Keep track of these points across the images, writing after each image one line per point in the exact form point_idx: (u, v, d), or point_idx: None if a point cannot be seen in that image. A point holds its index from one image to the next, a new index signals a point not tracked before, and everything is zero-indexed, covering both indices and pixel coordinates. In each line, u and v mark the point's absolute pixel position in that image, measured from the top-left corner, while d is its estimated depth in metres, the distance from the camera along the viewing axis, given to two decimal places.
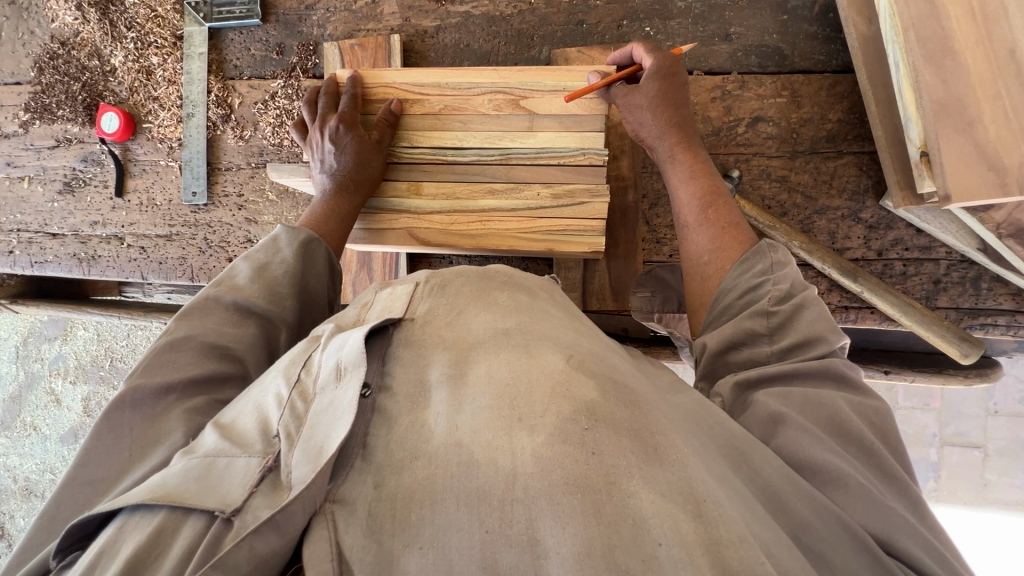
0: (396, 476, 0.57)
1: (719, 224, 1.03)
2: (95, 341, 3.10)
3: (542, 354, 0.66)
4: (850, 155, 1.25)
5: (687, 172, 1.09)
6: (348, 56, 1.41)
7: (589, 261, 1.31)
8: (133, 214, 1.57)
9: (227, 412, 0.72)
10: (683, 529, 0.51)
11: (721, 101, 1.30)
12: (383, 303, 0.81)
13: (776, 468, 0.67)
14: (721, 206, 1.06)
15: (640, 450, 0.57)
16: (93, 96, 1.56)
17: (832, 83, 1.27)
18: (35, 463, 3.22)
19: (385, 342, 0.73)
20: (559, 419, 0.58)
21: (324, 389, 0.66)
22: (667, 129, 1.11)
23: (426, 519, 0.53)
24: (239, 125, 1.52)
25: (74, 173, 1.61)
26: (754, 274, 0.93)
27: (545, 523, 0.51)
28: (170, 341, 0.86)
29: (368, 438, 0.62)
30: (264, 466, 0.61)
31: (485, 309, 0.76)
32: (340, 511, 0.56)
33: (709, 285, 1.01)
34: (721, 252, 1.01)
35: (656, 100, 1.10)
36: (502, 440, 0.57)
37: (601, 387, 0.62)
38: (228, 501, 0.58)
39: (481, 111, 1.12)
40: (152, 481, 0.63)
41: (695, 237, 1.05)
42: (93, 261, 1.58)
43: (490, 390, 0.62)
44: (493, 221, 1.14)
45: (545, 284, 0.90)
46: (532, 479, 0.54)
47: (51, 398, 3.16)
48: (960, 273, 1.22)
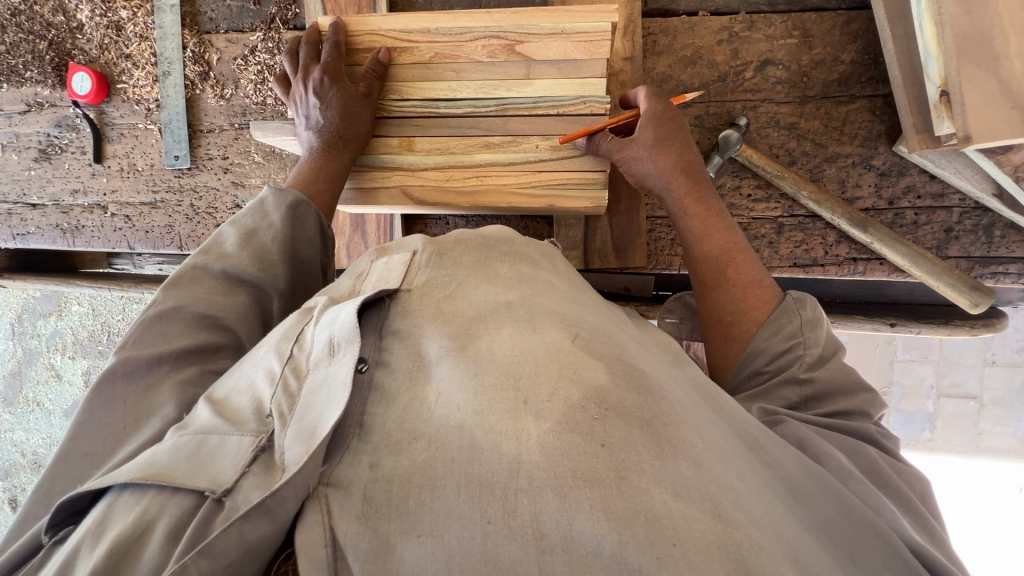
0: (393, 457, 0.54)
1: (741, 285, 0.99)
2: (90, 316, 3.07)
3: (547, 330, 0.64)
4: (863, 99, 1.19)
5: (704, 228, 1.03)
6: (330, 4, 1.32)
7: (590, 218, 1.26)
8: (115, 180, 1.51)
9: (219, 387, 0.70)
10: (700, 524, 0.49)
11: (728, 44, 1.23)
12: (378, 273, 0.77)
13: (800, 470, 0.68)
14: (740, 263, 1.01)
15: (654, 444, 0.54)
16: (62, 55, 1.47)
17: (846, 21, 1.19)
18: (42, 438, 3.24)
19: (381, 315, 0.70)
20: (568, 405, 0.55)
21: (317, 365, 0.63)
22: (674, 181, 1.04)
23: (424, 505, 0.51)
24: (219, 83, 1.44)
25: (49, 140, 1.53)
26: (784, 338, 0.92)
27: (551, 516, 0.49)
28: (159, 312, 0.83)
29: (366, 416, 0.59)
30: (258, 445, 0.59)
31: (487, 281, 0.73)
32: (335, 495, 0.53)
33: (733, 348, 0.97)
34: (745, 313, 0.97)
35: (657, 150, 1.03)
36: (507, 424, 0.55)
37: (609, 371, 0.60)
38: (218, 480, 0.56)
39: (474, 59, 1.06)
40: (143, 459, 0.61)
41: (714, 299, 1.01)
42: (76, 232, 1.53)
43: (495, 368, 0.60)
44: (489, 176, 1.09)
45: (546, 252, 0.87)
46: (537, 468, 0.51)
47: (52, 372, 3.15)
48: (972, 221, 1.18)
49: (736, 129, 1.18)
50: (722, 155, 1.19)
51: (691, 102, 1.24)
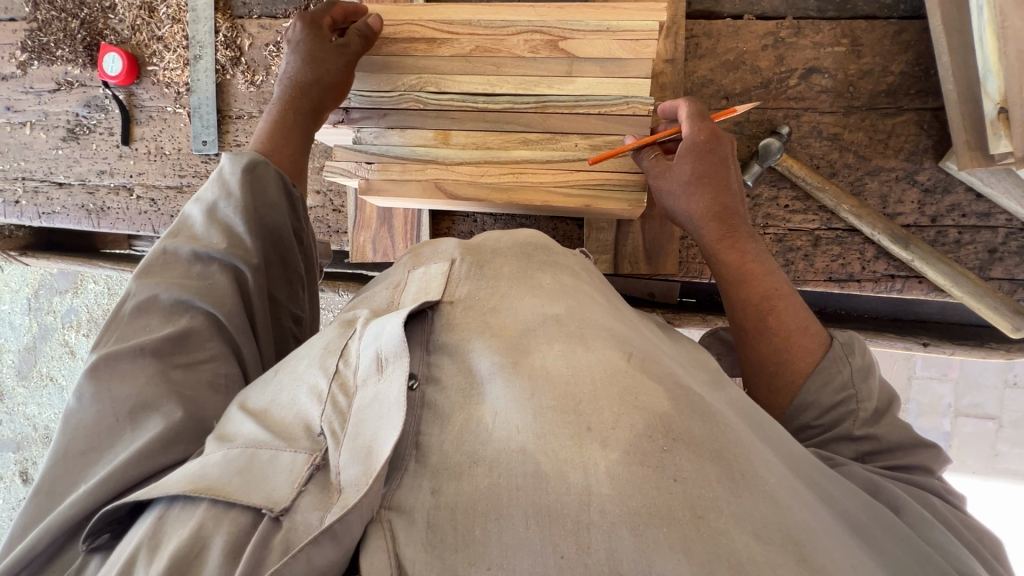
0: (455, 483, 0.53)
1: (785, 334, 0.94)
2: (105, 295, 3.08)
3: (599, 347, 0.62)
4: (911, 112, 1.16)
5: (741, 273, 0.99)
6: None
7: (623, 222, 1.24)
8: (142, 163, 1.50)
9: (259, 398, 0.69)
10: (786, 567, 0.46)
11: (773, 50, 1.19)
12: (417, 283, 0.76)
13: (861, 512, 0.67)
14: (784, 309, 0.96)
15: (728, 477, 0.52)
16: (94, 35, 1.46)
17: (897, 30, 1.15)
18: (54, 412, 3.28)
19: (426, 328, 0.68)
20: (633, 435, 0.53)
21: (366, 382, 0.62)
22: (708, 222, 1.01)
23: (492, 534, 0.49)
24: (249, 69, 1.42)
25: (77, 119, 1.53)
26: (835, 390, 0.90)
27: (626, 555, 0.46)
28: (137, 305, 0.83)
29: (420, 437, 0.57)
30: (312, 464, 0.58)
31: (529, 292, 0.71)
32: (399, 521, 0.52)
33: (775, 399, 0.95)
34: (788, 362, 0.94)
35: (693, 185, 1.00)
36: (571, 451, 0.52)
37: (671, 398, 0.58)
38: (274, 497, 0.55)
39: (517, 53, 1.03)
40: (191, 471, 0.59)
41: (752, 343, 0.97)
42: (102, 213, 1.53)
43: (551, 388, 0.58)
44: (525, 173, 1.07)
45: (581, 261, 0.85)
46: (609, 502, 0.49)
47: (66, 349, 3.18)
48: (1018, 243, 1.15)
49: (777, 137, 1.15)
50: (761, 163, 1.15)
51: (732, 108, 1.21)
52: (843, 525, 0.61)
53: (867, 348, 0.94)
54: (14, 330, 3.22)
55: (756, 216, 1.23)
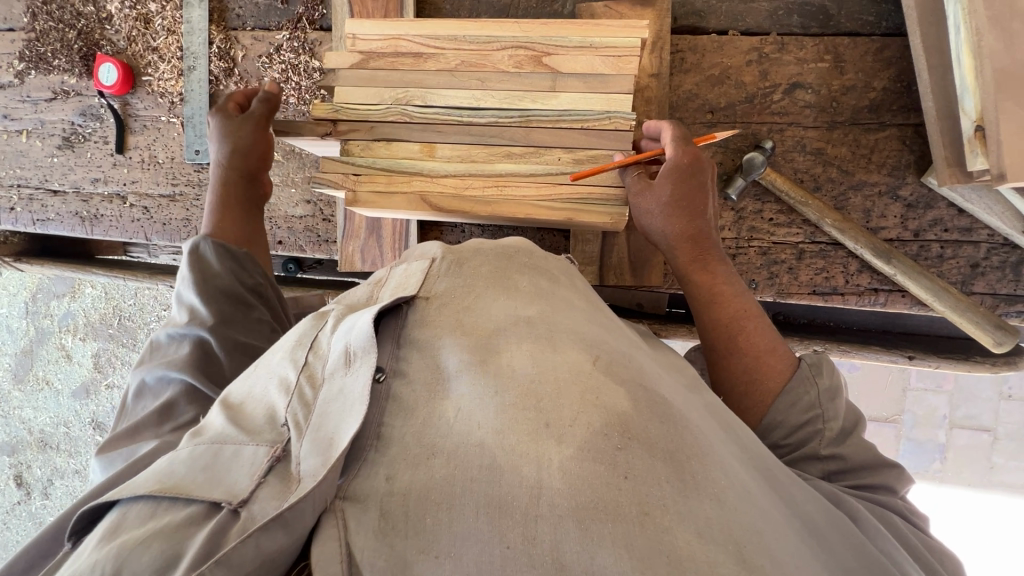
0: (411, 470, 0.55)
1: (754, 354, 0.96)
2: (102, 300, 3.09)
3: (567, 350, 0.63)
4: (893, 128, 1.17)
5: (710, 295, 1.02)
6: (357, 6, 1.31)
7: (608, 233, 1.24)
8: (135, 171, 1.52)
9: (235, 390, 0.71)
10: (724, 567, 0.49)
11: (757, 65, 1.21)
12: (396, 280, 0.77)
13: (818, 513, 0.69)
14: (752, 331, 0.97)
15: (678, 478, 0.54)
16: (90, 45, 1.48)
17: (879, 47, 1.17)
18: (49, 416, 3.29)
19: (399, 323, 0.69)
20: (590, 431, 0.55)
21: (333, 375, 0.64)
22: (681, 245, 1.05)
23: (443, 524, 0.51)
24: (243, 80, 1.44)
25: (73, 128, 1.54)
26: (802, 411, 0.90)
27: (570, 547, 0.49)
28: (136, 390, 0.98)
29: (383, 427, 0.59)
30: (273, 455, 0.60)
31: (503, 294, 0.71)
32: (351, 510, 0.53)
33: (744, 419, 0.94)
34: (755, 383, 0.94)
35: (669, 206, 1.03)
36: (527, 447, 0.54)
37: (632, 398, 0.59)
38: (234, 492, 0.57)
39: (501, 68, 1.05)
40: (161, 469, 0.62)
41: (722, 365, 0.98)
42: (95, 220, 1.54)
43: (516, 386, 0.59)
44: (510, 187, 1.08)
45: (564, 267, 0.85)
46: (558, 496, 0.51)
47: (62, 353, 3.19)
48: (1000, 258, 1.15)
49: (761, 151, 1.16)
50: (745, 177, 1.16)
51: (717, 122, 1.22)
52: (796, 525, 0.63)
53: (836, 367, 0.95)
54: (11, 334, 3.23)
55: (741, 229, 1.23)
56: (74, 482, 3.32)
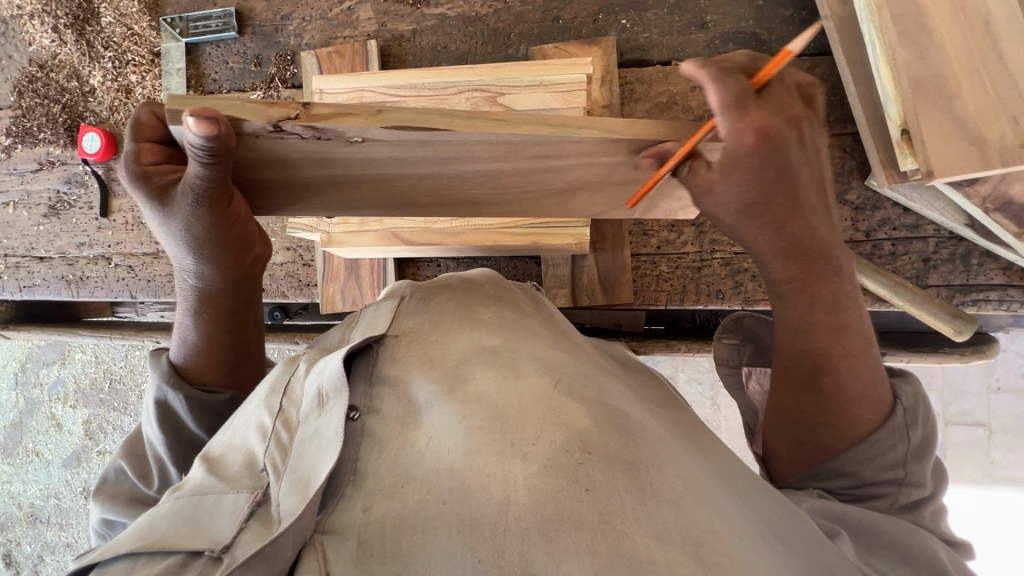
0: (386, 500, 0.55)
1: (844, 401, 0.82)
2: (92, 365, 3.08)
3: (530, 376, 0.67)
4: (833, 138, 1.25)
5: (804, 325, 0.80)
6: (326, 63, 1.41)
7: (577, 257, 1.29)
8: (120, 233, 1.57)
9: (216, 445, 0.73)
10: (681, 566, 0.52)
11: (702, 90, 1.29)
12: (368, 321, 0.83)
13: (774, 510, 0.71)
14: (846, 376, 0.81)
15: (636, 488, 0.58)
16: (74, 117, 1.56)
17: (810, 66, 1.26)
18: (39, 489, 3.21)
19: (370, 362, 0.73)
20: (552, 448, 0.59)
21: (308, 419, 0.67)
22: (775, 260, 0.78)
23: (418, 544, 0.52)
24: None
25: (58, 196, 1.60)
26: (880, 467, 0.82)
27: (540, 560, 0.50)
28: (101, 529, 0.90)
29: (358, 462, 0.60)
30: (254, 500, 0.60)
31: (470, 326, 0.76)
32: (330, 542, 0.53)
33: (805, 454, 0.86)
34: (838, 424, 0.82)
35: (748, 209, 0.76)
36: (493, 466, 0.57)
37: (592, 415, 0.64)
38: (217, 539, 0.57)
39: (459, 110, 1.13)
40: (141, 527, 0.62)
41: (808, 401, 0.83)
42: (81, 283, 1.58)
43: (483, 410, 0.62)
44: (476, 217, 1.14)
45: (531, 296, 0.92)
46: (525, 510, 0.54)
47: (52, 422, 3.15)
48: (949, 250, 1.21)
49: None
50: None
51: None
52: (757, 524, 0.65)
53: (929, 417, 0.85)
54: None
55: (703, 243, 1.29)
56: (65, 558, 3.21)
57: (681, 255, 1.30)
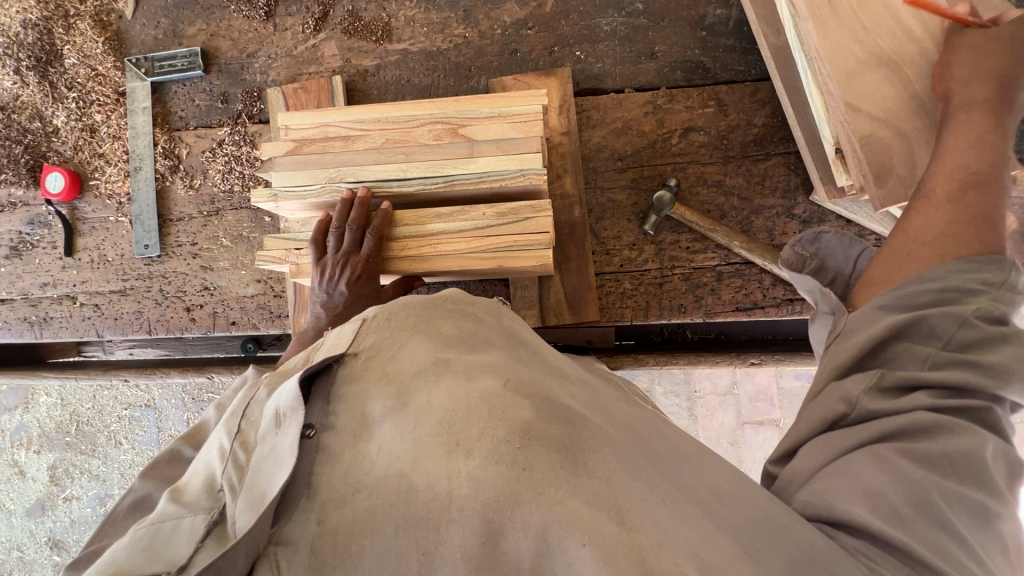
0: (339, 510, 0.59)
1: (965, 213, 0.88)
2: (58, 407, 2.98)
3: (480, 378, 0.70)
4: (777, 157, 1.33)
5: (971, 139, 0.93)
6: (292, 99, 1.44)
7: (543, 278, 1.34)
8: (85, 271, 1.55)
9: (181, 478, 0.75)
10: (606, 533, 0.57)
11: (654, 115, 1.37)
12: (330, 342, 0.83)
13: (719, 479, 0.74)
14: (975, 200, 0.89)
15: (571, 465, 0.62)
16: (37, 157, 1.56)
17: (753, 90, 1.34)
18: (1, 541, 3.06)
19: (330, 380, 0.74)
20: (494, 441, 0.62)
21: (265, 437, 0.69)
22: (971, 81, 0.97)
23: (366, 548, 0.56)
24: (188, 175, 1.52)
25: (21, 237, 1.58)
26: (975, 278, 0.81)
27: (475, 541, 0.56)
28: (135, 502, 0.85)
29: (313, 476, 0.63)
30: (211, 520, 0.63)
31: (427, 338, 0.78)
32: (283, 552, 0.57)
33: (911, 261, 0.89)
34: (950, 235, 0.87)
35: (988, 50, 0.96)
36: (438, 464, 0.61)
37: (536, 407, 0.68)
38: (174, 561, 0.58)
39: (422, 142, 1.17)
40: (100, 560, 0.62)
41: (930, 215, 0.91)
42: (45, 323, 1.55)
43: (431, 417, 0.66)
44: (442, 244, 1.17)
45: (491, 306, 0.93)
46: (466, 500, 0.58)
47: (15, 469, 3.02)
48: None
49: (667, 189, 1.30)
50: (658, 214, 1.30)
51: (627, 167, 1.37)
52: (695, 495, 0.69)
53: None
54: None
55: (663, 260, 1.34)
56: None
57: (642, 272, 1.35)
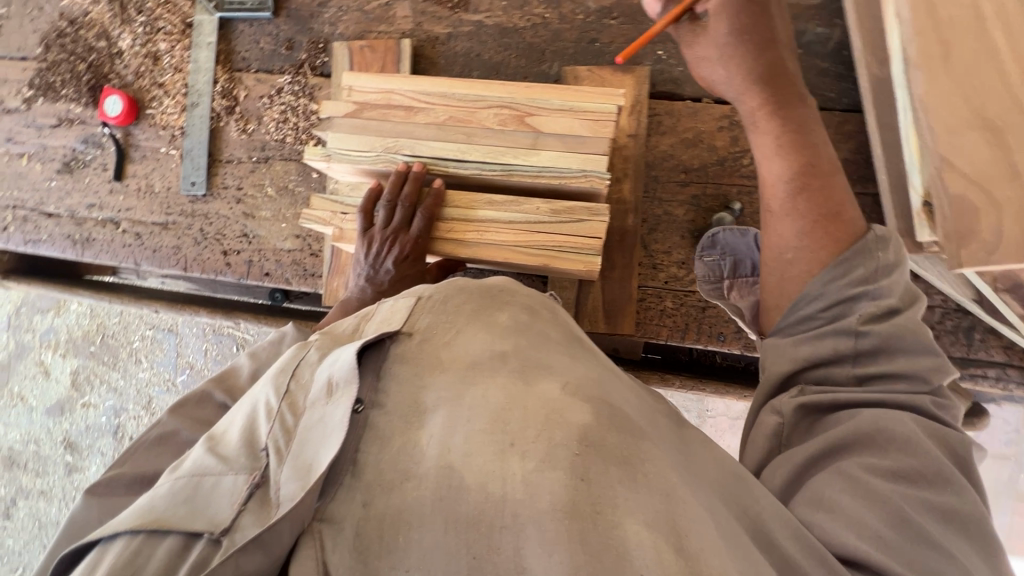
0: (386, 496, 0.63)
1: (819, 217, 0.95)
2: (86, 317, 3.07)
3: (539, 380, 0.71)
4: (852, 196, 1.25)
5: (771, 151, 1.01)
6: (357, 57, 1.40)
7: (584, 282, 1.30)
8: (131, 199, 1.56)
9: (218, 426, 0.78)
10: (661, 555, 0.57)
11: (728, 131, 1.29)
12: (383, 315, 0.87)
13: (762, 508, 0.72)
14: (833, 195, 0.97)
15: (628, 479, 0.62)
16: (99, 78, 1.55)
17: (840, 121, 1.26)
18: (19, 433, 3.21)
19: (380, 356, 0.78)
20: (551, 445, 0.63)
21: (315, 404, 0.72)
22: (747, 90, 1.01)
23: (414, 541, 0.59)
24: (243, 118, 1.50)
25: (74, 154, 1.59)
26: (850, 283, 0.89)
27: (530, 551, 0.57)
28: (160, 435, 0.88)
29: (358, 454, 0.68)
30: (252, 482, 0.66)
31: (483, 329, 0.80)
32: (328, 531, 0.62)
33: (790, 283, 0.97)
34: (810, 245, 0.95)
35: (755, 62, 1.00)
36: (492, 465, 0.63)
37: (595, 412, 0.67)
38: (215, 521, 0.63)
39: (486, 125, 1.12)
40: (143, 505, 0.67)
41: (786, 222, 0.98)
42: (87, 244, 1.57)
43: (487, 414, 0.67)
44: (490, 233, 1.13)
45: (545, 302, 0.92)
46: (521, 506, 0.60)
47: (40, 368, 3.15)
48: (953, 322, 1.21)
49: (730, 212, 1.27)
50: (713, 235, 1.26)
51: (691, 181, 1.30)
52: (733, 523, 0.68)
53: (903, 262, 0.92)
54: None
55: None
56: (39, 503, 3.19)
57: (686, 293, 1.30)
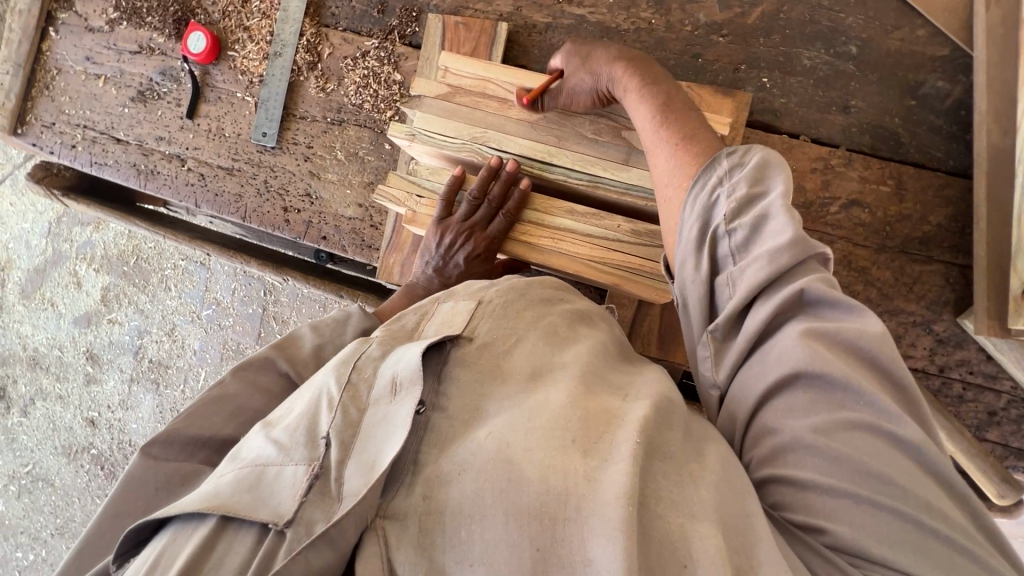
0: (444, 488, 0.62)
1: (676, 140, 0.86)
2: (125, 237, 3.12)
3: (598, 388, 0.72)
4: (939, 264, 1.20)
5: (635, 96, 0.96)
6: (450, 33, 1.35)
7: (644, 303, 1.27)
8: (200, 138, 1.55)
9: (275, 413, 0.78)
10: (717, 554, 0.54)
11: (821, 174, 1.24)
12: (444, 315, 0.85)
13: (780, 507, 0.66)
14: (677, 120, 0.89)
15: (684, 477, 0.62)
16: (185, 11, 1.53)
17: (942, 184, 1.20)
18: (46, 337, 3.29)
19: (441, 358, 0.75)
20: (612, 441, 0.63)
21: (378, 402, 0.71)
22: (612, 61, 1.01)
23: (475, 535, 0.58)
24: (323, 76, 1.47)
25: (150, 84, 1.59)
26: (703, 191, 0.77)
27: (591, 545, 0.55)
28: (219, 394, 0.88)
29: (419, 455, 0.66)
30: (312, 474, 0.65)
31: (542, 338, 0.80)
32: (392, 527, 0.61)
33: (671, 214, 0.84)
34: (687, 165, 0.83)
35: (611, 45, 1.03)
36: (556, 458, 0.61)
37: (652, 409, 0.68)
38: (279, 513, 0.62)
39: (580, 133, 1.09)
40: (205, 490, 0.67)
41: (655, 152, 0.89)
42: (151, 176, 1.58)
43: (547, 410, 0.66)
44: (566, 242, 1.10)
45: (605, 317, 0.93)
46: (584, 499, 0.58)
47: (74, 279, 3.22)
48: (1019, 411, 1.18)
49: None
50: None
51: None
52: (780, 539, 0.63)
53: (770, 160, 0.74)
54: (28, 250, 3.28)
55: None
56: (54, 408, 3.26)
57: None
